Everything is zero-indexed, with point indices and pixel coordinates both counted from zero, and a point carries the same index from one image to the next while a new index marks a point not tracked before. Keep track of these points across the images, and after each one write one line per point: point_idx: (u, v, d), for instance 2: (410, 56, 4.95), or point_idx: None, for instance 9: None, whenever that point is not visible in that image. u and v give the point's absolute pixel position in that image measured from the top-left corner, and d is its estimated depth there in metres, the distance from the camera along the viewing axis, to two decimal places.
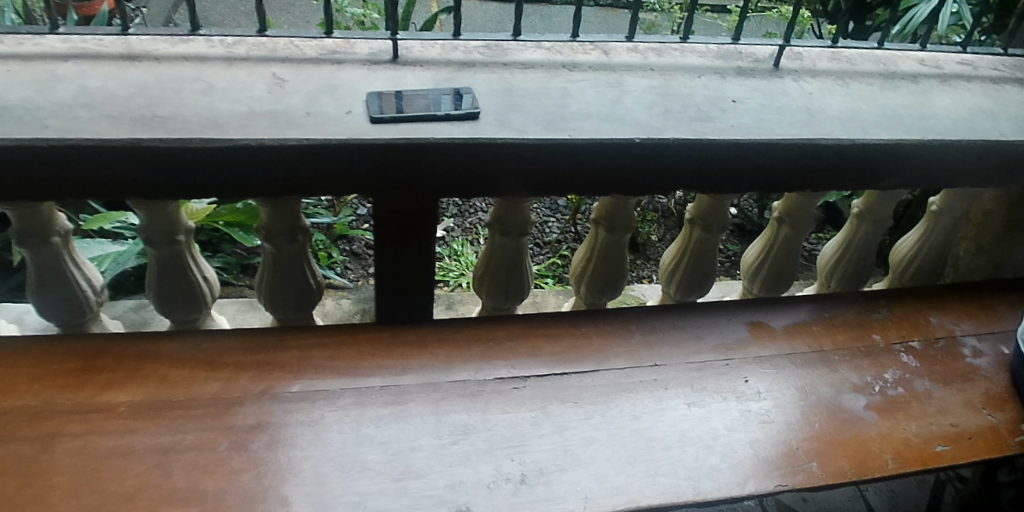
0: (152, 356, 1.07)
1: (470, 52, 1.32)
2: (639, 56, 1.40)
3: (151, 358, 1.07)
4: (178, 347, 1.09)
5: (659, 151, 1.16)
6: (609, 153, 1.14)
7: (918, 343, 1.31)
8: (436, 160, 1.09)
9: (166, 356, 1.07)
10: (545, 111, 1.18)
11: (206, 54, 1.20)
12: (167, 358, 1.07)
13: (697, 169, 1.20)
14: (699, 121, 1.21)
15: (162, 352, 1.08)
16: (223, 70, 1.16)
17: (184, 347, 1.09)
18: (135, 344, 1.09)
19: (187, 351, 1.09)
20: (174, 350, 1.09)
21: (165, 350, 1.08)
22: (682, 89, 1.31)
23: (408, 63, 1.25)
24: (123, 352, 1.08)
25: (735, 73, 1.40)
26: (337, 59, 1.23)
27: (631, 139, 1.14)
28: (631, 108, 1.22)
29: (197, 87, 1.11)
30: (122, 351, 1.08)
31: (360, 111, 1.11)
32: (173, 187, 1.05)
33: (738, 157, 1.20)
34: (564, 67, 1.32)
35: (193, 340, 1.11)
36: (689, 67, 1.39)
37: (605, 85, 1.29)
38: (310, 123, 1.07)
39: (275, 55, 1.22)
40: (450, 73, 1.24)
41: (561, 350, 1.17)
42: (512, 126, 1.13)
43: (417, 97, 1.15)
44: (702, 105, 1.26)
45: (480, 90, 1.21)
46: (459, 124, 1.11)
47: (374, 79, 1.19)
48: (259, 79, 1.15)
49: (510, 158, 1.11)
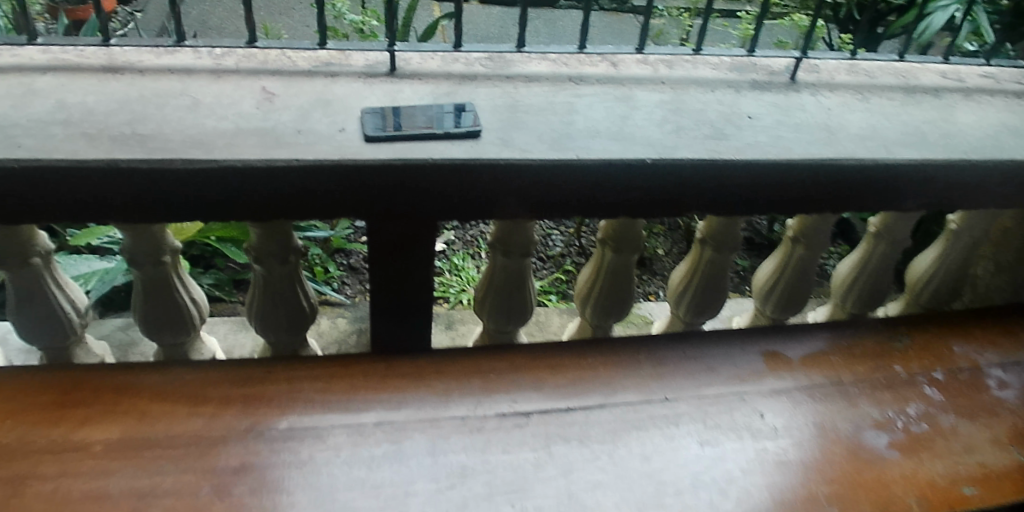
0: (131, 388, 1.01)
1: (472, 63, 1.25)
2: (649, 68, 1.32)
3: (130, 390, 1.01)
4: (159, 377, 1.03)
5: (672, 173, 1.09)
6: (619, 174, 1.07)
7: (941, 374, 1.24)
8: (435, 181, 1.02)
9: (147, 389, 1.01)
10: (551, 129, 1.11)
11: (192, 66, 1.13)
12: (147, 390, 1.01)
13: (711, 190, 1.13)
14: (714, 139, 1.15)
15: (142, 383, 1.02)
16: (210, 84, 1.10)
17: (165, 378, 1.03)
18: (114, 375, 1.03)
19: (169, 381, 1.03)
20: (155, 381, 1.02)
21: (145, 381, 1.02)
22: (694, 104, 1.24)
23: (406, 76, 1.19)
24: (101, 383, 1.01)
25: (749, 87, 1.33)
26: (331, 72, 1.17)
27: (642, 159, 1.07)
28: (641, 125, 1.15)
29: (182, 102, 1.05)
30: (99, 382, 1.01)
31: (354, 129, 1.05)
32: (156, 209, 0.98)
33: (754, 179, 1.13)
34: (571, 80, 1.25)
35: (175, 371, 1.04)
36: (702, 80, 1.32)
37: (614, 99, 1.21)
38: (301, 141, 1.01)
39: (265, 67, 1.15)
40: (450, 87, 1.17)
41: (566, 383, 1.10)
42: (515, 144, 1.06)
43: (414, 113, 1.08)
44: (716, 122, 1.19)
45: (482, 104, 1.14)
46: (459, 142, 1.04)
47: (370, 93, 1.13)
48: (248, 93, 1.09)
49: (513, 180, 1.05)
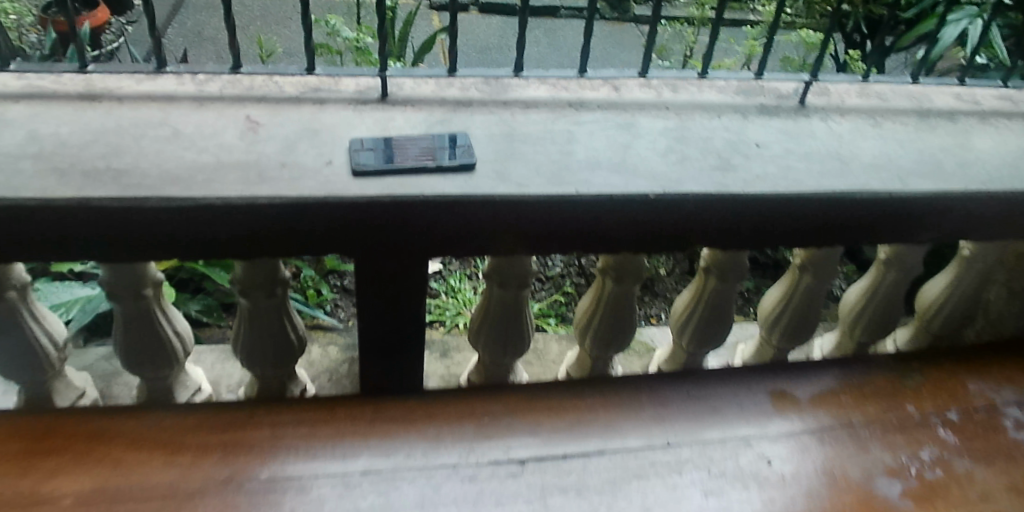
0: (106, 434, 0.97)
1: (467, 88, 1.20)
2: (653, 92, 1.27)
3: (105, 437, 0.96)
4: (136, 423, 0.98)
5: (675, 207, 1.04)
6: (620, 209, 1.02)
7: (955, 414, 1.19)
8: (425, 217, 0.97)
9: (122, 435, 0.97)
10: (549, 160, 1.06)
11: (174, 93, 1.09)
12: (123, 437, 0.96)
13: (716, 224, 1.08)
14: (721, 171, 1.09)
15: (117, 429, 0.97)
16: (191, 112, 1.05)
17: (142, 424, 0.98)
18: (88, 421, 0.98)
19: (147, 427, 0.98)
20: (130, 428, 0.98)
21: (121, 427, 0.98)
22: (699, 131, 1.19)
23: (398, 103, 1.14)
24: (74, 430, 0.97)
25: (757, 112, 1.28)
26: (320, 98, 1.12)
27: (646, 193, 1.02)
28: (644, 155, 1.10)
29: (161, 133, 1.00)
30: (71, 429, 0.97)
31: (342, 161, 1.00)
32: (132, 248, 0.94)
33: (761, 212, 1.08)
34: (571, 106, 1.19)
35: (153, 416, 1.00)
36: (707, 105, 1.26)
37: (616, 127, 1.16)
38: (285, 176, 0.96)
39: (251, 94, 1.10)
40: (444, 114, 1.12)
41: (563, 427, 1.05)
42: (511, 178, 1.01)
43: (406, 144, 1.03)
44: (722, 151, 1.14)
45: (477, 133, 1.09)
46: (453, 176, 0.99)
47: (360, 121, 1.08)
48: (231, 123, 1.04)
49: (508, 216, 0.99)
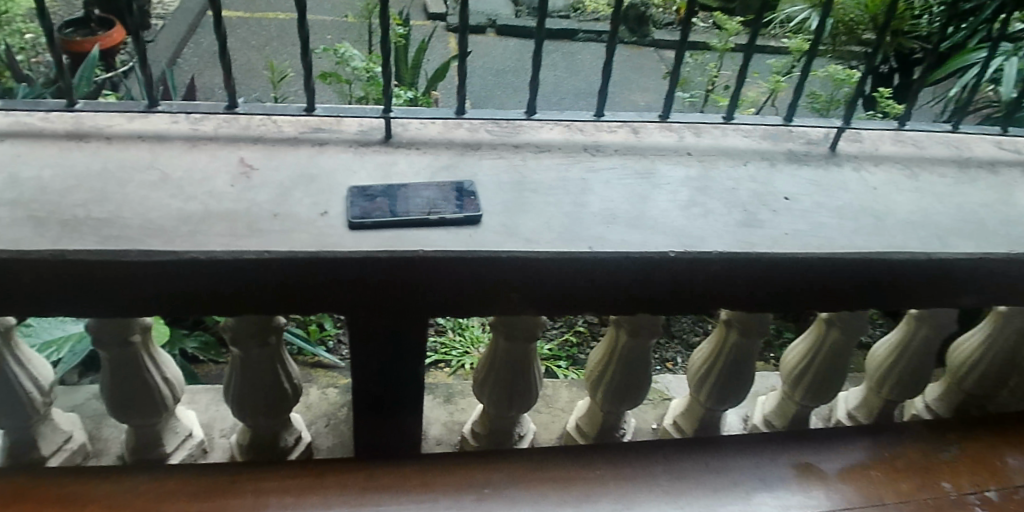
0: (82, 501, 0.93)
1: (477, 129, 1.13)
2: (674, 136, 1.19)
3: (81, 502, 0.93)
4: (114, 488, 0.95)
5: (696, 268, 0.96)
6: (637, 270, 0.95)
7: (996, 494, 1.09)
8: (426, 275, 0.91)
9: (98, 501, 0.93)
10: (560, 213, 0.98)
11: (167, 133, 1.04)
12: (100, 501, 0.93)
13: (738, 285, 1.01)
14: (746, 228, 1.02)
15: (94, 495, 0.94)
16: (182, 154, 1.00)
17: (120, 489, 0.95)
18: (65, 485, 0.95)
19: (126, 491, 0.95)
20: (107, 492, 0.94)
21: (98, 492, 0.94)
22: (722, 179, 1.11)
23: (402, 145, 1.07)
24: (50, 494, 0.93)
25: (784, 159, 1.20)
26: (320, 139, 1.06)
27: (665, 252, 0.94)
28: (663, 208, 1.02)
29: (148, 178, 0.96)
30: (47, 493, 0.93)
31: (337, 212, 0.93)
32: (111, 305, 0.89)
33: (786, 274, 1.01)
34: (586, 150, 1.12)
35: (132, 480, 0.96)
36: (732, 151, 1.19)
37: (634, 175, 1.08)
38: (276, 228, 0.90)
39: (247, 134, 1.06)
40: (451, 159, 1.06)
41: (571, 501, 0.98)
42: (519, 233, 0.94)
43: (409, 194, 0.96)
44: (745, 203, 1.07)
45: (484, 180, 1.02)
46: (456, 230, 0.93)
47: (360, 167, 1.01)
48: (224, 167, 0.99)
49: (515, 275, 0.92)
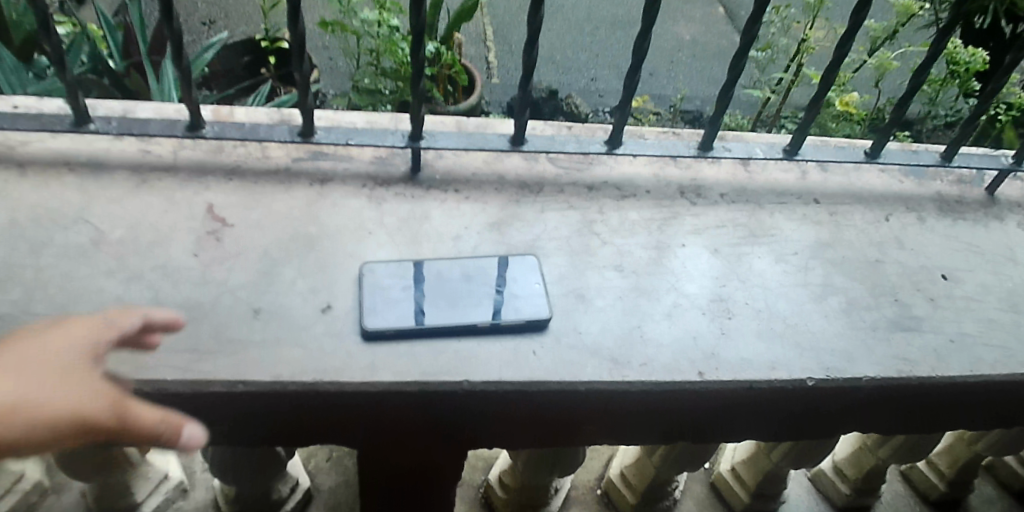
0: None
1: (535, 160, 0.85)
2: (793, 172, 0.90)
3: (47, 426, 0.45)
4: (25, 343, 0.49)
5: (840, 397, 0.69)
6: (760, 402, 0.67)
7: None
8: (467, 407, 0.64)
9: (16, 378, 0.46)
10: (656, 307, 0.71)
11: (108, 158, 0.75)
12: (97, 400, 0.48)
13: (891, 414, 0.72)
14: (902, 330, 0.72)
15: (12, 368, 0.47)
16: (126, 196, 0.72)
17: (67, 337, 0.51)
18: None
19: (146, 406, 0.51)
20: (74, 380, 0.48)
21: (49, 364, 0.48)
22: (860, 244, 0.81)
23: (435, 184, 0.79)
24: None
25: (933, 208, 0.88)
26: (323, 174, 0.78)
27: (800, 380, 0.66)
28: (793, 296, 0.74)
29: (75, 240, 0.67)
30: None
31: (346, 305, 0.66)
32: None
33: (960, 400, 0.72)
34: (682, 196, 0.83)
35: (65, 322, 0.53)
36: (869, 196, 0.88)
37: (748, 236, 0.80)
38: (255, 337, 0.63)
39: (219, 162, 0.77)
40: (500, 211, 0.78)
41: None
42: (603, 346, 0.66)
43: (448, 279, 0.69)
44: (894, 286, 0.77)
45: (550, 250, 0.74)
46: (515, 341, 0.66)
47: (377, 225, 0.74)
48: (185, 220, 0.70)
49: (593, 408, 0.66)
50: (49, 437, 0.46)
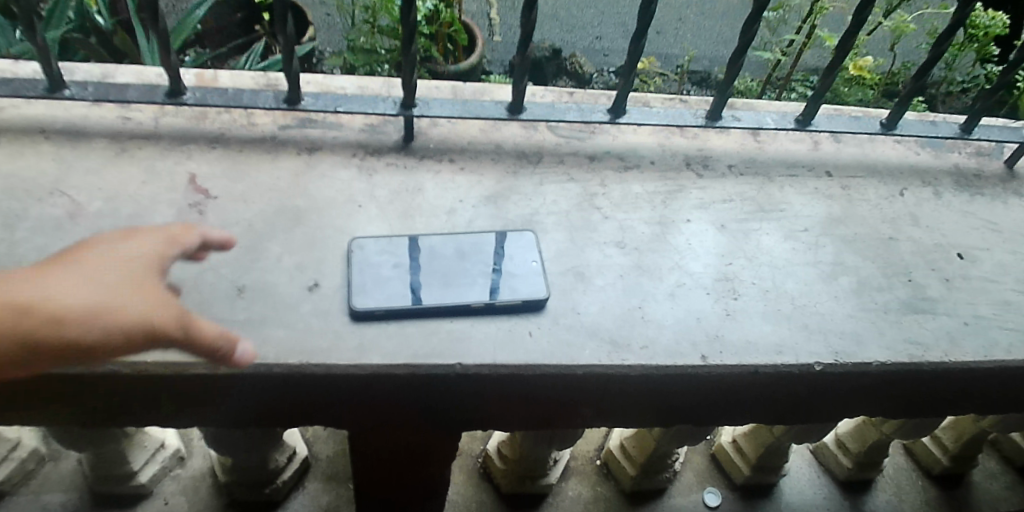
0: (85, 315, 0.45)
1: (534, 128, 0.81)
2: (805, 142, 0.86)
3: (125, 333, 0.47)
4: (100, 252, 0.50)
5: (849, 381, 0.66)
6: (766, 386, 0.65)
7: None
8: (460, 390, 0.62)
9: (97, 285, 0.47)
10: (658, 286, 0.68)
11: (86, 125, 0.71)
12: (169, 310, 0.49)
13: (901, 398, 0.70)
14: (915, 313, 0.69)
15: (92, 274, 0.48)
16: (106, 166, 0.68)
17: (138, 251, 0.53)
18: (32, 286, 0.45)
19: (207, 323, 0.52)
20: (147, 288, 0.50)
21: (125, 273, 0.50)
22: (873, 220, 0.78)
23: (429, 154, 0.76)
24: (39, 309, 0.44)
25: (950, 182, 0.84)
26: (311, 142, 0.74)
27: (808, 364, 0.64)
28: (802, 275, 0.71)
29: (51, 212, 0.64)
30: (42, 316, 0.44)
31: (334, 283, 0.63)
32: (37, 414, 0.63)
33: (973, 384, 0.69)
34: (688, 167, 0.80)
35: (134, 235, 0.54)
36: (884, 168, 0.84)
37: (757, 210, 0.76)
38: (238, 315, 0.60)
39: (202, 129, 0.73)
40: (497, 183, 0.74)
41: None
42: (603, 327, 0.64)
43: (441, 256, 0.66)
44: (907, 264, 0.74)
45: (548, 226, 0.71)
46: (510, 322, 0.63)
47: (368, 197, 0.70)
48: (167, 191, 0.67)
49: (591, 391, 0.63)
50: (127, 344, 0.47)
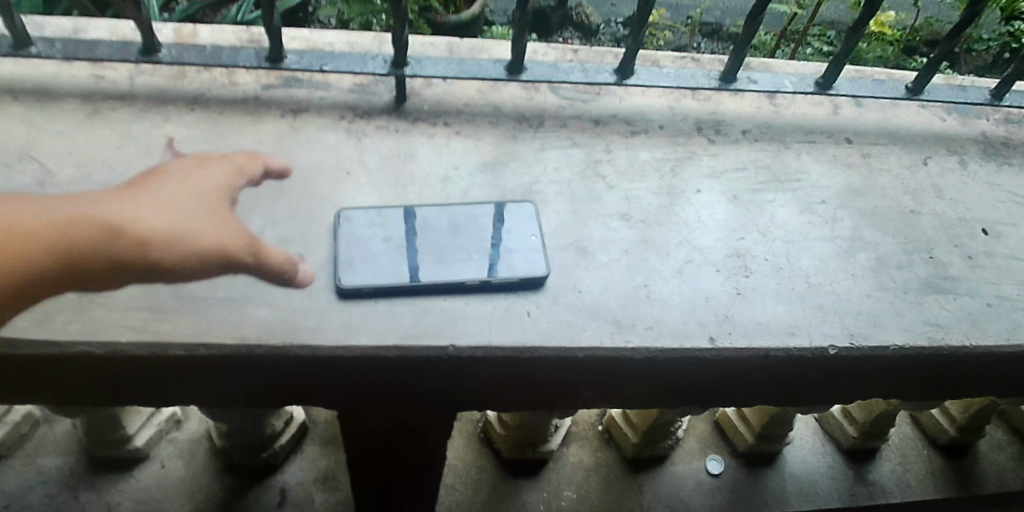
0: (167, 238, 0.48)
1: (535, 90, 0.76)
2: (824, 106, 0.80)
3: (203, 257, 0.50)
4: (176, 178, 0.53)
5: (864, 365, 0.62)
6: (776, 369, 0.61)
7: None
8: (453, 373, 0.59)
9: (176, 209, 0.50)
10: (665, 262, 0.64)
11: (57, 85, 0.67)
12: (239, 238, 0.53)
13: (917, 380, 0.66)
14: (935, 292, 0.65)
15: (172, 199, 0.51)
16: (77, 128, 0.64)
17: (209, 179, 0.55)
18: (121, 207, 0.48)
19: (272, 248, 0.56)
20: (219, 214, 0.53)
21: (199, 199, 0.53)
22: (894, 192, 0.73)
23: (422, 117, 0.71)
24: (129, 232, 0.47)
25: (976, 150, 0.79)
26: (297, 103, 0.70)
27: (821, 348, 0.60)
28: (817, 251, 0.67)
29: (18, 180, 0.59)
30: (132, 238, 0.47)
31: (319, 258, 0.60)
32: (13, 394, 0.59)
33: (993, 368, 0.65)
34: (700, 133, 0.75)
35: (202, 162, 0.57)
36: (908, 135, 0.79)
37: (771, 180, 0.72)
38: (218, 292, 0.57)
39: (181, 89, 0.69)
40: (495, 149, 0.70)
41: None
42: (605, 306, 0.60)
43: (433, 229, 0.62)
44: (929, 240, 0.70)
45: (549, 196, 0.67)
46: (507, 300, 0.59)
47: (357, 164, 0.66)
48: (142, 156, 0.63)
49: (592, 374, 0.60)
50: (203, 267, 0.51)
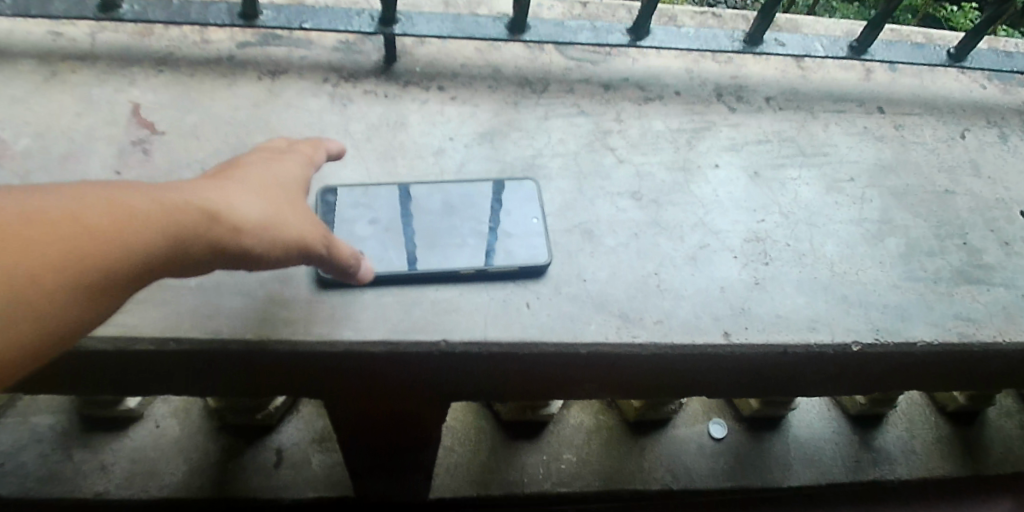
0: (256, 225, 0.39)
1: (539, 50, 0.69)
2: (855, 70, 0.74)
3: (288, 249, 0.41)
4: (253, 163, 0.44)
5: (890, 360, 0.57)
6: (794, 365, 0.57)
7: None
8: (444, 369, 0.54)
9: (262, 195, 0.41)
10: (678, 248, 0.59)
11: (11, 43, 0.61)
12: (319, 227, 0.44)
13: (944, 376, 0.61)
14: (968, 283, 0.60)
15: (258, 185, 0.42)
16: (34, 93, 0.58)
17: (284, 165, 0.46)
18: (202, 189, 0.39)
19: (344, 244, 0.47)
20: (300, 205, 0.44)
21: (275, 184, 0.44)
22: (927, 168, 0.67)
23: (414, 80, 0.65)
24: (218, 215, 0.38)
25: (1018, 121, 0.73)
26: (275, 63, 0.63)
27: (845, 344, 0.55)
28: (843, 234, 0.61)
29: None
30: (223, 222, 0.38)
31: None
32: None
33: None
34: (719, 100, 0.68)
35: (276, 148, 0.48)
36: (946, 104, 0.73)
37: (795, 154, 0.66)
38: (189, 281, 0.52)
39: (148, 48, 0.62)
40: (493, 116, 0.64)
41: None
42: (611, 297, 0.55)
43: (425, 210, 0.57)
44: (963, 224, 0.64)
45: (552, 172, 0.61)
46: (504, 289, 0.54)
47: (341, 133, 0.60)
48: (105, 124, 0.57)
49: (595, 370, 0.55)
50: (282, 258, 0.42)
